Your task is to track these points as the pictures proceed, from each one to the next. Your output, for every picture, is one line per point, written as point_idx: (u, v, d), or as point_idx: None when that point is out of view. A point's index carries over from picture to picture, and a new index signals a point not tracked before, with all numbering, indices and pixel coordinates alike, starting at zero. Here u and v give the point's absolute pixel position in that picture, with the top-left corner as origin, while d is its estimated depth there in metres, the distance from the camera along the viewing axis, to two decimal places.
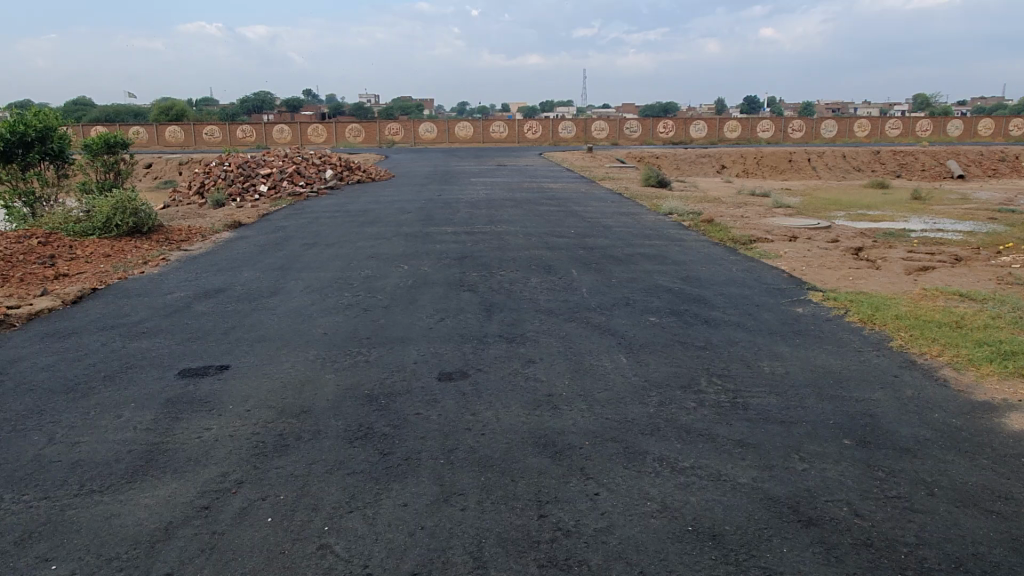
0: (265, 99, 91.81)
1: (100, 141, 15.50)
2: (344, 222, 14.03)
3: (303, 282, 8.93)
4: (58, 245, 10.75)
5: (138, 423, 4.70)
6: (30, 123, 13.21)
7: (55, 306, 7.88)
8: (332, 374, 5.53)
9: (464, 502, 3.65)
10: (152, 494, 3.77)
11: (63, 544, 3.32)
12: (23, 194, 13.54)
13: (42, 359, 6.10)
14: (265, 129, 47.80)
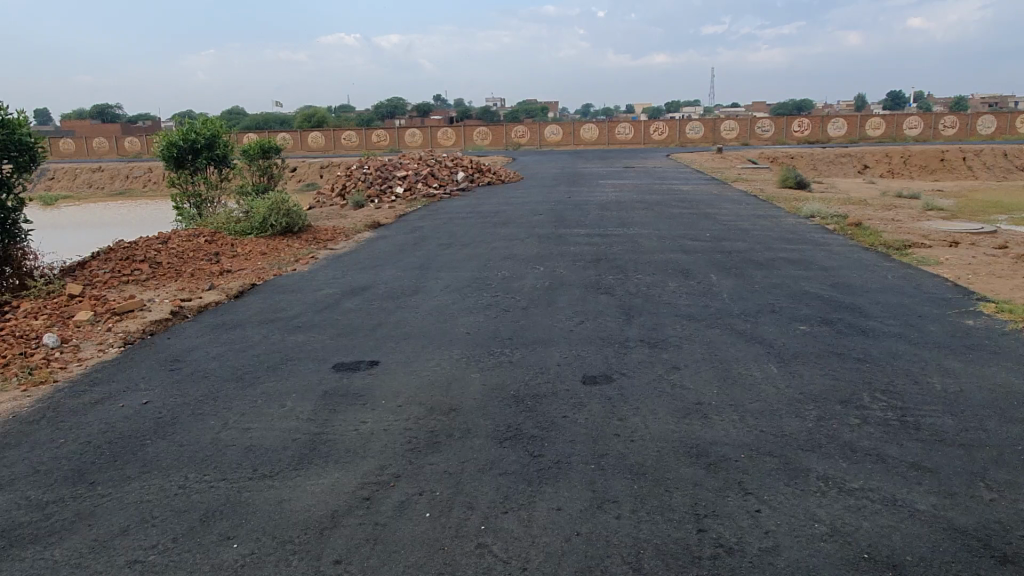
0: (398, 105, 96.02)
1: (257, 146, 16.66)
2: (476, 224, 14.27)
3: (442, 282, 9.17)
4: (222, 243, 11.63)
5: (301, 413, 4.97)
6: (199, 131, 14.41)
7: (221, 300, 8.52)
8: (476, 374, 5.61)
9: (618, 510, 3.59)
10: (318, 481, 3.96)
11: (242, 524, 3.54)
12: (191, 196, 14.77)
13: (213, 348, 6.60)
14: (397, 133, 49.73)
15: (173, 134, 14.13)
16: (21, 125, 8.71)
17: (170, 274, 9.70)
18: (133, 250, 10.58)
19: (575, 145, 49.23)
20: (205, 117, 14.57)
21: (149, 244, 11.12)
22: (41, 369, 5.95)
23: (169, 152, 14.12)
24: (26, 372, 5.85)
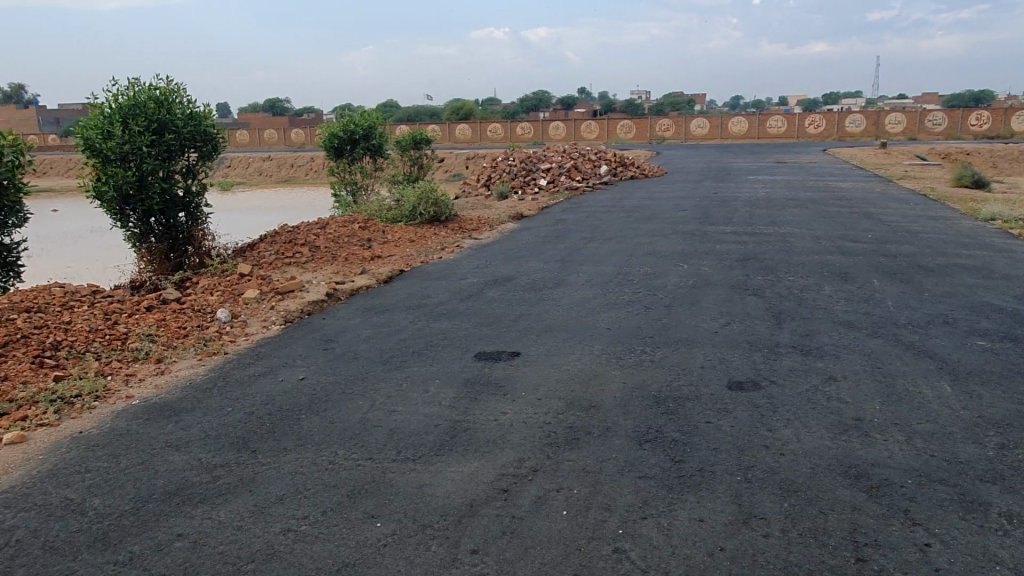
0: (543, 98, 97.27)
1: (409, 138, 17.45)
2: (617, 219, 14.07)
3: (583, 276, 9.12)
4: (375, 230, 12.19)
5: (444, 399, 5.09)
6: (358, 123, 15.18)
7: (372, 285, 8.91)
8: (617, 371, 5.51)
9: (766, 528, 3.38)
10: (457, 469, 4.03)
11: (386, 504, 3.66)
12: (348, 184, 15.61)
13: (364, 331, 6.93)
14: (541, 126, 50.12)
15: (335, 125, 15.09)
16: (207, 117, 9.55)
17: (328, 257, 10.28)
18: (295, 233, 11.31)
19: (723, 139, 47.34)
20: (365, 109, 15.32)
21: (310, 228, 11.85)
22: (215, 341, 6.46)
23: (331, 141, 15.10)
24: (202, 343, 6.39)
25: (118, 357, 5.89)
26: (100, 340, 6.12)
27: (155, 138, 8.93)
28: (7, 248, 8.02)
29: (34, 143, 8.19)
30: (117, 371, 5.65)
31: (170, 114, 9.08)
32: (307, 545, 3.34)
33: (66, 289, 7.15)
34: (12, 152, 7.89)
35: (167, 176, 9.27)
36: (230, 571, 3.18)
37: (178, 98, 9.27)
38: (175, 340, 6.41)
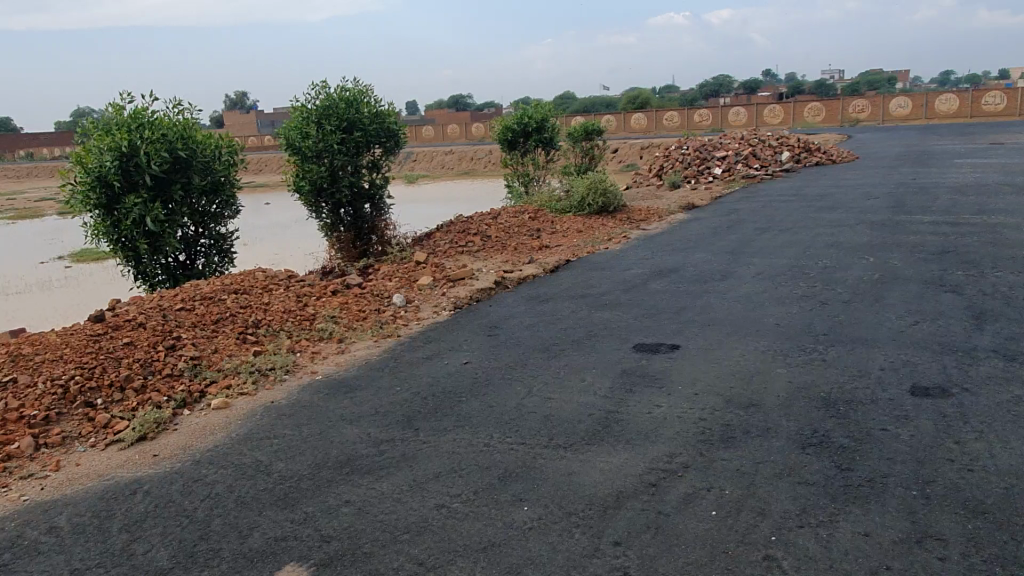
0: (723, 83, 93.44)
1: (580, 129, 17.42)
2: (797, 208, 13.22)
3: (755, 268, 8.70)
4: (544, 220, 12.40)
5: (599, 389, 5.09)
6: (531, 116, 15.50)
7: (538, 274, 9.08)
8: (783, 369, 5.22)
9: (942, 551, 3.06)
10: (607, 459, 4.03)
11: (534, 489, 3.75)
12: (521, 175, 16.00)
13: (527, 318, 7.09)
14: (720, 112, 48.20)
15: (509, 119, 15.59)
16: (391, 115, 10.18)
17: (497, 246, 10.61)
18: (469, 223, 11.79)
19: (928, 119, 42.55)
20: (539, 101, 15.60)
21: (482, 218, 12.30)
22: (390, 325, 6.91)
23: (505, 134, 15.65)
24: (379, 326, 6.86)
25: (307, 336, 6.49)
26: (292, 319, 6.76)
27: (344, 135, 9.71)
28: (224, 237, 9.04)
29: (245, 145, 9.20)
30: (305, 348, 6.22)
31: (358, 113, 9.79)
32: (457, 522, 3.50)
33: (267, 273, 7.96)
34: (228, 153, 8.93)
35: (355, 170, 10.02)
36: (387, 538, 3.41)
37: (366, 98, 9.98)
38: (355, 322, 6.94)
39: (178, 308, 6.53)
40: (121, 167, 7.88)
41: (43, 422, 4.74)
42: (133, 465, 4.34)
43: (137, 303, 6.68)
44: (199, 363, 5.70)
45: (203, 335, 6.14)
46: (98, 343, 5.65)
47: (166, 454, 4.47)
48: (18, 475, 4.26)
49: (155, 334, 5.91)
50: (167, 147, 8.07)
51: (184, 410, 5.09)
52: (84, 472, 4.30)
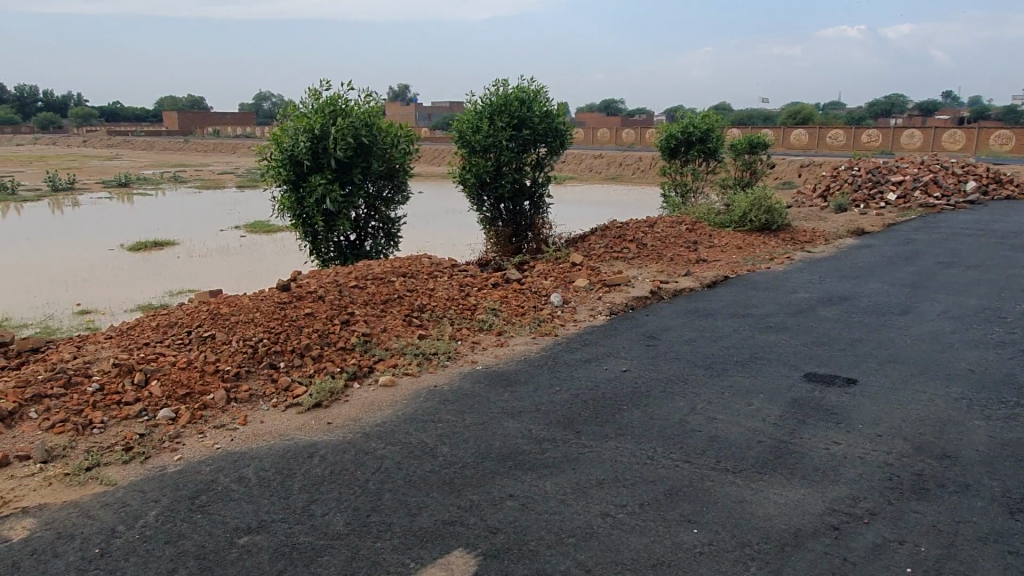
0: (898, 104, 86.93)
1: (744, 142, 16.72)
2: (987, 244, 11.99)
3: (940, 305, 7.96)
4: (702, 232, 12.03)
5: (768, 416, 4.83)
6: (696, 125, 15.04)
7: (695, 287, 8.80)
8: (980, 422, 4.71)
9: None
10: (782, 492, 3.80)
11: (704, 512, 3.60)
12: (679, 185, 15.60)
13: (685, 332, 6.87)
14: (893, 133, 44.78)
15: (672, 126, 15.25)
16: (561, 114, 10.17)
17: (653, 255, 10.38)
18: (625, 229, 11.62)
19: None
20: (705, 110, 15.11)
21: (638, 226, 12.09)
22: (547, 323, 6.92)
23: (667, 142, 15.29)
24: (536, 323, 6.88)
25: (467, 325, 6.62)
26: (455, 308, 6.92)
27: (513, 133, 9.84)
28: (393, 221, 9.36)
29: (422, 136, 9.45)
30: (466, 337, 6.36)
31: (529, 112, 9.87)
32: (624, 533, 3.42)
33: (432, 260, 8.19)
34: (405, 142, 9.15)
35: (519, 167, 10.11)
36: (552, 539, 3.39)
37: (538, 97, 10.02)
38: (514, 316, 7.01)
39: (352, 285, 6.86)
40: (311, 148, 8.41)
41: (234, 377, 5.13)
42: (311, 430, 4.60)
43: (316, 277, 7.08)
44: (370, 340, 5.96)
45: (373, 313, 6.41)
46: (283, 310, 6.04)
47: (339, 423, 4.70)
48: (211, 424, 4.63)
49: (332, 308, 6.23)
50: (353, 133, 8.49)
51: (355, 382, 5.34)
52: (267, 429, 4.60)
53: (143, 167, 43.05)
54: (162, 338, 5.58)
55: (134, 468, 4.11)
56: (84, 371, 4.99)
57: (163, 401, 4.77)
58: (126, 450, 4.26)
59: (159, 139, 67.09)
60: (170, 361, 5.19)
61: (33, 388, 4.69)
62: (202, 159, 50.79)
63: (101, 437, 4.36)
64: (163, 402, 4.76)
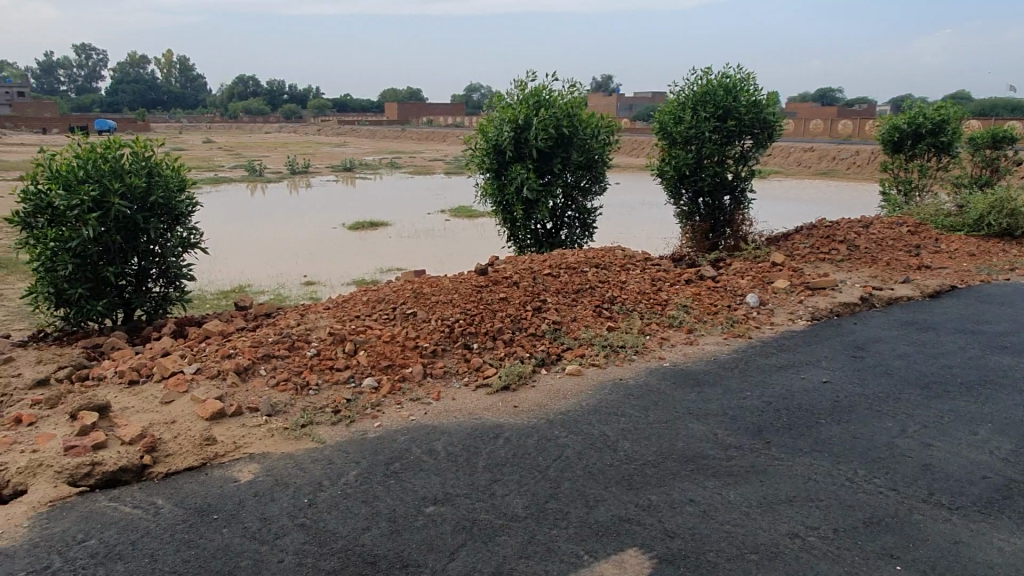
0: None
1: (987, 134, 14.73)
2: None
3: None
4: (927, 235, 10.80)
5: (997, 449, 4.25)
6: (928, 115, 13.48)
7: (915, 296, 7.93)
8: None
9: None
10: (1010, 538, 3.33)
11: (911, 548, 3.25)
12: (902, 182, 14.12)
13: (900, 345, 6.22)
14: None
15: (898, 116, 13.79)
16: (771, 105, 9.56)
17: (866, 258, 9.50)
18: (835, 228, 10.73)
19: None
20: (940, 99, 13.48)
21: (851, 225, 11.12)
22: (742, 324, 6.59)
23: (891, 134, 13.88)
24: (729, 323, 6.58)
25: (657, 321, 6.49)
26: (646, 301, 6.80)
27: (717, 124, 9.42)
28: (589, 212, 9.37)
29: (623, 126, 9.34)
30: (655, 333, 6.23)
31: (736, 102, 9.39)
32: (814, 559, 3.19)
33: (625, 252, 8.11)
34: (605, 133, 9.12)
35: (721, 160, 9.67)
36: (733, 553, 3.24)
37: (746, 86, 9.51)
38: (706, 315, 6.75)
39: (545, 272, 6.98)
40: (514, 138, 8.67)
41: (431, 354, 5.45)
42: (498, 411, 4.77)
43: (511, 263, 7.29)
44: (559, 328, 6.04)
45: (564, 302, 6.49)
46: (479, 293, 6.29)
47: (525, 407, 4.82)
48: (409, 396, 4.95)
49: (525, 294, 6.39)
50: (555, 123, 8.61)
51: (542, 369, 5.45)
52: (458, 406, 4.84)
53: (363, 153, 46.88)
54: (372, 311, 6.05)
55: (341, 429, 4.52)
56: (305, 337, 5.55)
57: (369, 370, 5.18)
58: (336, 412, 4.69)
59: (379, 127, 72.68)
60: (377, 334, 5.62)
61: (264, 348, 5.30)
62: (414, 147, 54.23)
63: (315, 399, 4.84)
64: (370, 371, 5.17)
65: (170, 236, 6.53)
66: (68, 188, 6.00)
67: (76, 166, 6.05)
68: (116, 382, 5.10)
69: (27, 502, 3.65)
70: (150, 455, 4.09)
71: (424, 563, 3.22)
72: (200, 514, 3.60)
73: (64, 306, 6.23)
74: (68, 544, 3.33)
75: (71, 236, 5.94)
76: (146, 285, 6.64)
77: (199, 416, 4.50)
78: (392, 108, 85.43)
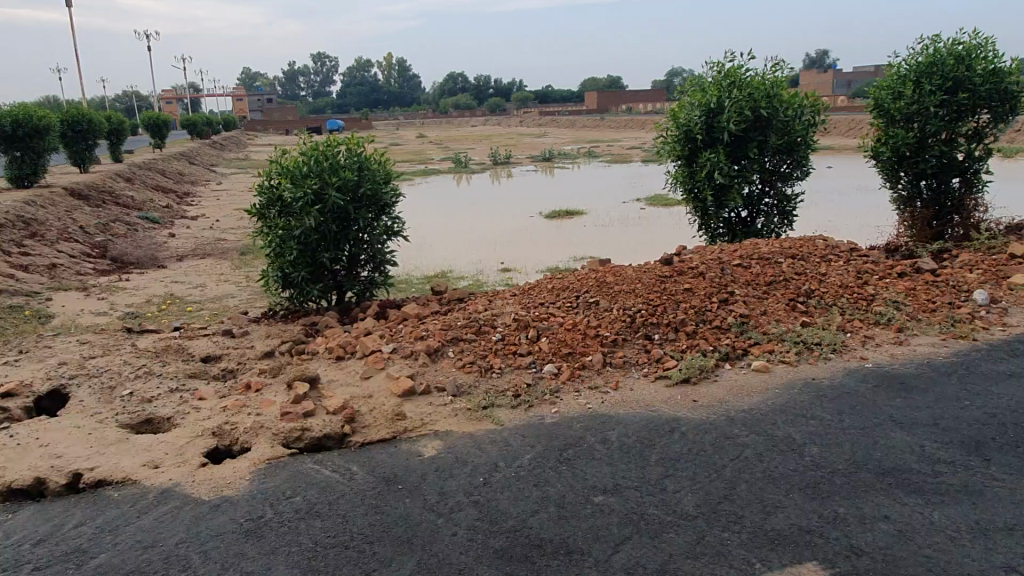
0: None
1: None
2: None
3: None
4: None
5: None
6: None
7: None
8: None
9: None
10: None
11: None
12: None
13: None
14: None
15: None
16: (1015, 72, 8.27)
17: None
18: None
19: None
20: None
21: None
22: (966, 324, 5.81)
23: None
24: (949, 322, 5.84)
25: (861, 317, 5.93)
26: (849, 295, 6.24)
27: (945, 98, 8.34)
28: (790, 199, 8.75)
29: (831, 105, 8.61)
30: (857, 330, 5.70)
31: (969, 71, 8.24)
32: None
33: (828, 241, 7.49)
34: (809, 113, 8.45)
35: (950, 138, 8.55)
36: None
37: (984, 52, 8.30)
38: (922, 312, 6.04)
39: (735, 263, 6.64)
40: (706, 123, 8.35)
41: (611, 343, 5.42)
42: (676, 405, 4.64)
43: (700, 252, 7.03)
44: (747, 322, 5.74)
45: (755, 294, 6.14)
46: (664, 283, 6.15)
47: (705, 402, 4.65)
48: (586, 384, 4.99)
49: (712, 285, 6.13)
50: (751, 105, 8.15)
51: (726, 363, 5.22)
52: (635, 397, 4.78)
53: (563, 143, 47.59)
54: (555, 299, 6.14)
55: (519, 413, 4.67)
56: (491, 322, 5.78)
57: (549, 356, 5.28)
58: (516, 396, 4.85)
59: (581, 116, 73.30)
60: (559, 322, 5.71)
61: (453, 331, 5.60)
62: (614, 135, 53.96)
63: (497, 382, 5.03)
64: (550, 357, 5.28)
65: (377, 225, 7.09)
66: (294, 182, 6.74)
67: (301, 162, 6.78)
68: (327, 357, 5.67)
69: (250, 459, 4.20)
70: (349, 424, 4.51)
71: (588, 552, 3.24)
72: (387, 482, 3.91)
73: (289, 287, 7.03)
74: (278, 498, 3.78)
75: (295, 225, 6.67)
76: (357, 270, 7.28)
77: (393, 392, 4.88)
78: (595, 99, 85.75)
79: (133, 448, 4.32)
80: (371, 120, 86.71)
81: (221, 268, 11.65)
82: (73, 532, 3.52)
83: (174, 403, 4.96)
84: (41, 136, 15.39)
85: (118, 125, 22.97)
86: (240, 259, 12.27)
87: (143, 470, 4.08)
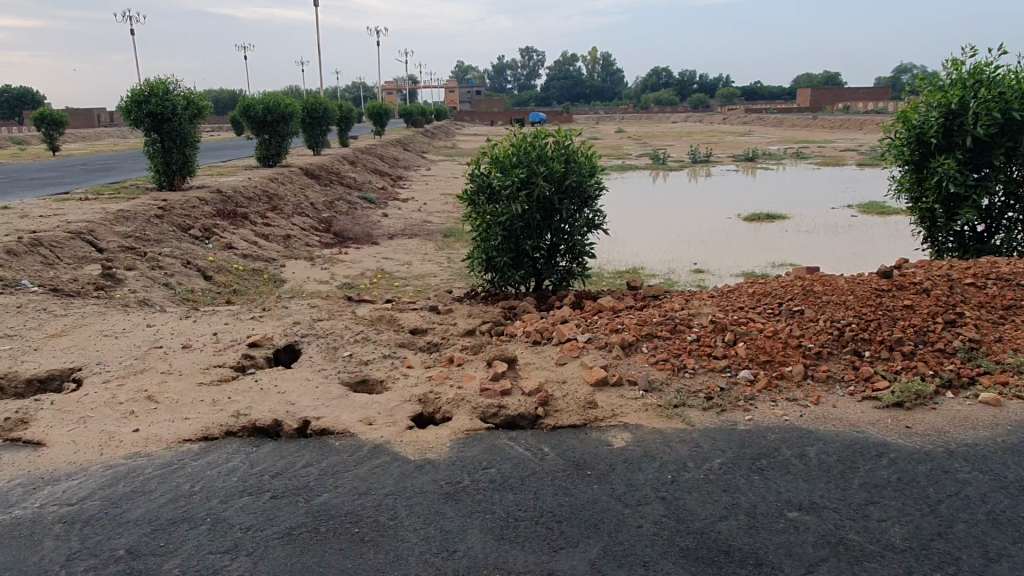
0: None
1: None
2: None
3: None
4: None
5: None
6: None
7: None
8: None
9: None
10: None
11: None
12: None
13: None
14: None
15: None
16: None
17: None
18: None
19: None
20: None
21: None
22: None
23: None
24: None
25: None
26: None
27: None
28: None
29: None
30: None
31: None
32: None
33: None
34: None
35: None
36: None
37: None
38: None
39: (967, 282, 6.01)
40: (944, 125, 7.60)
41: (815, 356, 5.15)
42: (886, 428, 4.33)
43: (924, 268, 6.44)
44: (977, 348, 5.19)
45: (988, 319, 5.53)
46: (879, 298, 5.71)
47: (919, 430, 4.29)
48: (785, 395, 4.79)
49: (938, 304, 5.60)
50: (1001, 107, 7.30)
51: (948, 391, 4.78)
52: (838, 415, 4.52)
53: (768, 142, 45.18)
54: (756, 304, 5.93)
55: (711, 416, 4.60)
56: (686, 321, 5.71)
57: (746, 362, 5.13)
58: (708, 398, 4.79)
59: (790, 115, 69.01)
60: (758, 328, 5.51)
61: (648, 327, 5.61)
62: (826, 137, 50.05)
63: (689, 382, 4.99)
64: (747, 363, 5.13)
65: (579, 217, 7.25)
66: (504, 171, 7.08)
67: (512, 152, 7.11)
68: (524, 341, 5.94)
69: (452, 428, 4.52)
70: (543, 407, 4.70)
71: (778, 566, 3.15)
72: (576, 467, 4.04)
73: (492, 270, 7.41)
74: (475, 467, 4.05)
75: (503, 212, 7.01)
76: (556, 259, 7.48)
77: (586, 380, 5.01)
78: (807, 98, 80.64)
79: (352, 404, 4.82)
80: (571, 113, 88.21)
81: (427, 248, 12.49)
82: (301, 471, 4.01)
83: (387, 368, 5.45)
84: (286, 122, 17.36)
85: (346, 113, 25.26)
86: (444, 241, 13.06)
87: (360, 425, 4.54)
